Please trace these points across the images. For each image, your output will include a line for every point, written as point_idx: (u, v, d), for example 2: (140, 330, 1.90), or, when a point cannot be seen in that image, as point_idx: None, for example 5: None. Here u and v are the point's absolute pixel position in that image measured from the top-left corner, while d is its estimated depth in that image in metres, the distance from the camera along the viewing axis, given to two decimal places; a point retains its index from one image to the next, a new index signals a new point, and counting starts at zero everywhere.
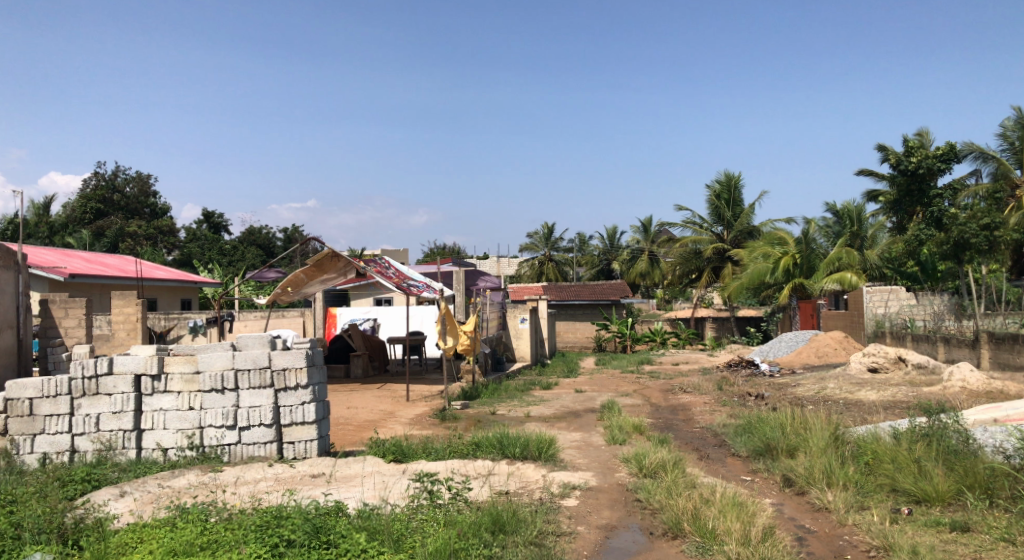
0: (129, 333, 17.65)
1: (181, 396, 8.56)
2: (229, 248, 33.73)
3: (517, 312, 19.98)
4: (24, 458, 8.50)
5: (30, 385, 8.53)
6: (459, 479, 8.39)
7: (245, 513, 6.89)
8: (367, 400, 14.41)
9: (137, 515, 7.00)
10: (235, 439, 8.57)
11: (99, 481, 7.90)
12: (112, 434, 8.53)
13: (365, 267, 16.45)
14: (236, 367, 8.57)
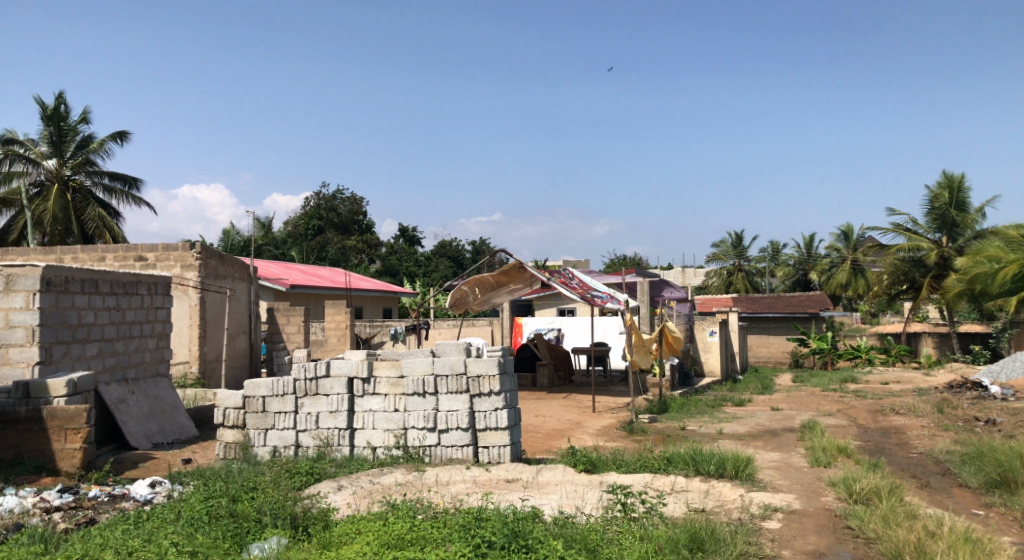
0: (340, 339, 18.94)
1: (388, 398, 9.09)
2: (424, 261, 34.94)
3: (706, 324, 19.52)
4: (258, 449, 9.33)
5: (263, 384, 9.38)
6: (654, 493, 8.33)
7: (449, 513, 7.18)
8: (555, 410, 14.61)
9: (354, 508, 7.49)
10: (435, 441, 8.99)
11: (320, 474, 8.53)
12: (329, 431, 9.19)
13: (549, 279, 16.65)
14: (435, 373, 8.98)
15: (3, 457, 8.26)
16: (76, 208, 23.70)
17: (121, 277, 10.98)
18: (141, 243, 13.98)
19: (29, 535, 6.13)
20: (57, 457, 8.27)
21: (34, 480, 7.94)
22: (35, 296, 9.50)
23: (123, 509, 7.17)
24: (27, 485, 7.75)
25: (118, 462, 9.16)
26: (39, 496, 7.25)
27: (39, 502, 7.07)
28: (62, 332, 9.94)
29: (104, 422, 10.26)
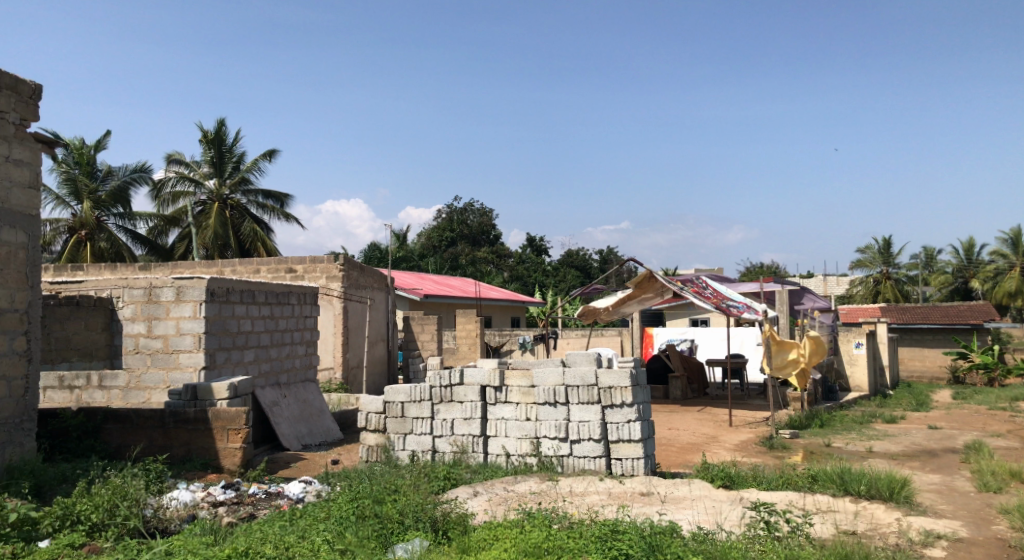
0: (471, 347, 19.25)
1: (520, 407, 9.04)
2: (551, 269, 34.00)
3: (852, 336, 18.56)
4: (398, 453, 9.54)
5: (402, 390, 9.59)
6: (801, 513, 7.96)
7: (585, 524, 7.07)
8: (689, 423, 14.28)
9: (490, 515, 7.49)
10: (568, 451, 8.82)
11: (456, 480, 8.60)
12: (465, 438, 9.27)
13: (682, 288, 16.32)
14: (567, 383, 8.82)
15: (174, 454, 8.85)
16: (233, 224, 25.27)
17: (274, 288, 11.60)
18: (291, 255, 14.69)
19: (202, 526, 6.50)
20: (221, 455, 8.78)
21: (201, 476, 8.45)
22: (201, 306, 10.14)
23: (279, 506, 7.52)
24: (195, 480, 8.26)
25: (273, 461, 9.63)
26: (206, 490, 7.73)
27: (206, 496, 7.53)
28: (224, 340, 10.58)
29: (261, 423, 10.83)
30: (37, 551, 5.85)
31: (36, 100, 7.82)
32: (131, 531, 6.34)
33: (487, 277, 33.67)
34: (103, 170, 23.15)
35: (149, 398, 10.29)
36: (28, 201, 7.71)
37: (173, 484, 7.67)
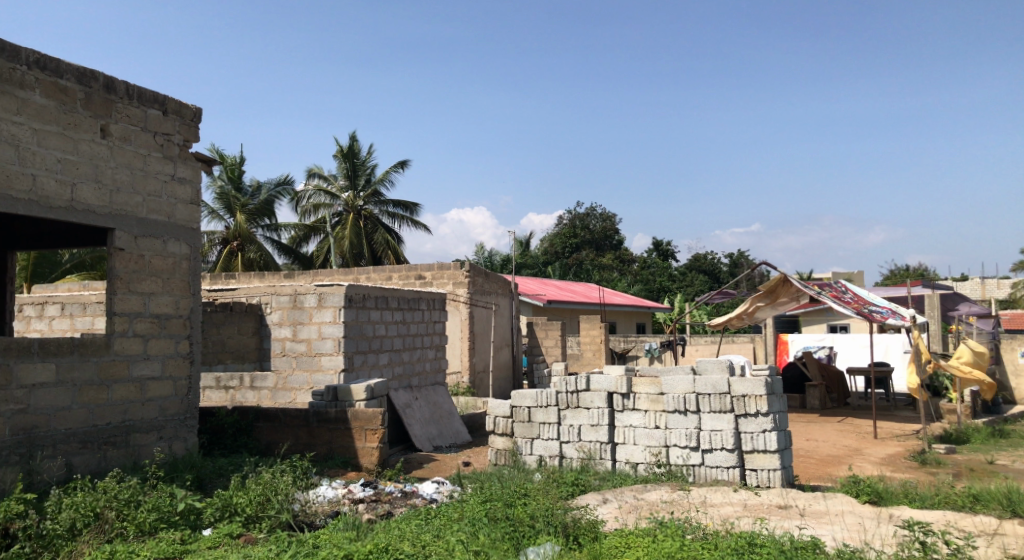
0: (596, 353, 19.22)
1: (649, 414, 8.92)
2: (678, 274, 33.29)
3: (1015, 344, 17.32)
4: (526, 458, 9.62)
5: (528, 395, 9.68)
6: (959, 534, 7.49)
7: (721, 535, 6.89)
8: (829, 434, 13.73)
9: (622, 522, 7.43)
10: (699, 461, 8.64)
11: (585, 486, 8.58)
12: (592, 444, 9.22)
13: (819, 293, 15.66)
14: (698, 391, 8.64)
15: (317, 452, 9.30)
16: (367, 233, 26.26)
17: (405, 294, 12.07)
18: (420, 262, 15.15)
19: (344, 522, 6.81)
20: (360, 454, 9.18)
21: (342, 474, 8.85)
22: (340, 311, 10.63)
23: (415, 505, 7.79)
24: (336, 477, 8.66)
25: (407, 462, 9.98)
26: (347, 488, 8.10)
27: (347, 494, 7.89)
28: (361, 344, 11.04)
29: (395, 424, 11.23)
30: (201, 539, 6.30)
31: (196, 122, 8.46)
32: (282, 524, 6.72)
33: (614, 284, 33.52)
34: (251, 185, 24.64)
35: (294, 398, 10.85)
36: (189, 215, 8.35)
37: (317, 480, 8.08)
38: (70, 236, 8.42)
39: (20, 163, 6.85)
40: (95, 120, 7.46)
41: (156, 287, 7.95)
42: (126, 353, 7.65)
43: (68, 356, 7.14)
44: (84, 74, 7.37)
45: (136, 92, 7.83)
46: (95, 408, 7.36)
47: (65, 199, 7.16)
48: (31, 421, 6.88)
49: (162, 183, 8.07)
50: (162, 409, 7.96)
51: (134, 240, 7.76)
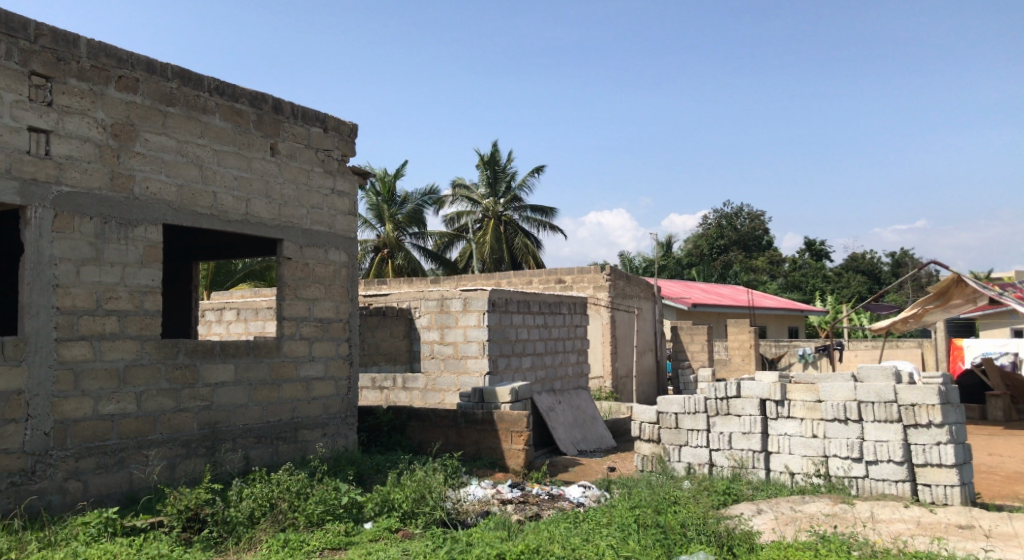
0: (745, 358, 18.68)
1: (805, 423, 8.60)
2: (833, 275, 31.78)
3: None
4: (674, 465, 9.45)
5: (675, 401, 9.51)
6: None
7: (891, 553, 6.48)
8: (1014, 449, 12.68)
9: (780, 534, 7.18)
10: (863, 473, 8.21)
11: (737, 496, 8.34)
12: (744, 453, 8.97)
13: (998, 294, 14.52)
14: (860, 399, 8.25)
15: (465, 452, 9.51)
16: (507, 238, 26.67)
17: (547, 298, 12.20)
18: (561, 266, 15.23)
19: (496, 523, 6.92)
20: (506, 456, 9.32)
21: (490, 474, 9.03)
22: (484, 315, 10.86)
23: (563, 508, 7.84)
24: (484, 477, 8.85)
25: (552, 465, 10.05)
26: (495, 488, 8.26)
27: (496, 494, 8.05)
28: (505, 347, 11.24)
29: (541, 428, 11.35)
30: (363, 532, 6.60)
31: (352, 137, 8.92)
32: (437, 521, 6.92)
33: (765, 287, 32.37)
34: (401, 196, 25.41)
35: (443, 400, 11.15)
36: (348, 225, 8.82)
37: (467, 480, 8.27)
38: (242, 246, 9.04)
39: (204, 181, 7.37)
40: (266, 139, 7.97)
41: (320, 293, 8.41)
42: (294, 355, 8.13)
43: (245, 358, 7.64)
44: (256, 98, 7.89)
45: (301, 112, 8.33)
46: (268, 405, 7.86)
47: (241, 213, 7.68)
48: (215, 416, 7.36)
49: (324, 196, 8.55)
50: (326, 408, 8.44)
51: (300, 250, 8.24)
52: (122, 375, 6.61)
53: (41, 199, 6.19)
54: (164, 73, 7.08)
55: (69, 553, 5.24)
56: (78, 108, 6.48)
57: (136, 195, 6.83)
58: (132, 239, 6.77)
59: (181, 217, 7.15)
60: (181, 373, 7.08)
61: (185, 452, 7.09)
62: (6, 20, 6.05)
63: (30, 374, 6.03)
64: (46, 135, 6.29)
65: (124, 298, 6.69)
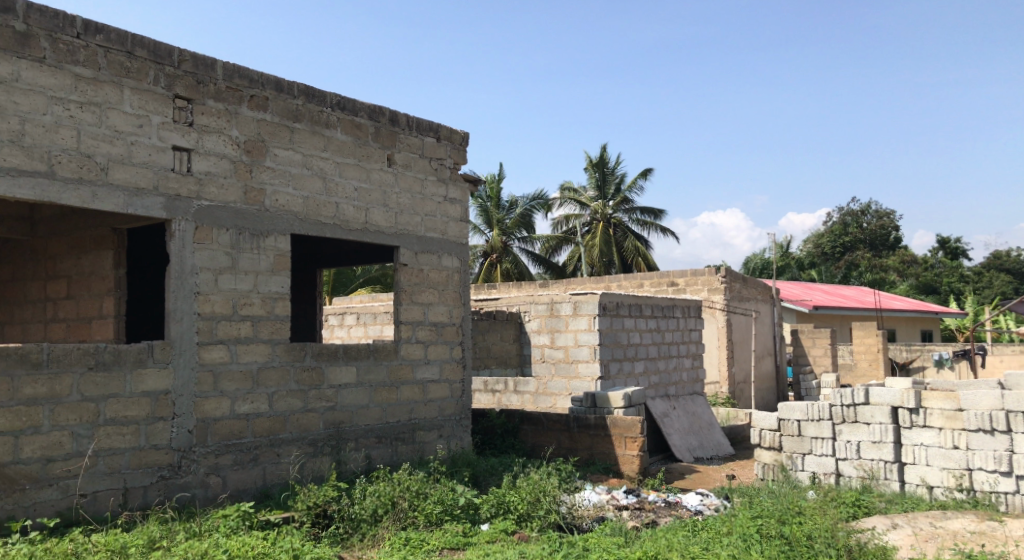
0: (872, 363, 17.95)
1: (943, 433, 8.20)
2: (972, 274, 30.00)
3: None
4: (798, 474, 9.13)
5: (797, 407, 9.18)
6: None
7: None
8: None
9: (920, 551, 6.79)
10: (1013, 488, 7.77)
11: (869, 508, 8.00)
12: (875, 463, 8.62)
13: None
14: (1008, 409, 7.82)
15: (579, 457, 9.57)
16: (617, 241, 26.57)
17: (659, 302, 12.14)
18: (673, 269, 15.08)
19: (614, 529, 6.95)
20: (620, 461, 9.33)
21: (604, 479, 9.06)
22: (595, 319, 10.90)
23: (681, 515, 7.79)
24: (599, 483, 8.89)
25: (668, 472, 10.00)
26: (610, 494, 8.29)
27: (611, 499, 8.09)
28: (617, 351, 11.23)
29: (655, 433, 11.28)
30: (480, 533, 6.78)
31: (464, 145, 9.17)
32: (553, 525, 7.02)
33: (895, 288, 30.93)
34: (509, 202, 25.76)
35: (555, 404, 11.24)
36: (460, 232, 9.06)
37: (581, 484, 8.33)
38: (360, 253, 9.42)
39: (328, 193, 7.74)
40: (383, 151, 8.29)
41: (433, 298, 8.67)
42: (411, 358, 8.40)
43: (366, 360, 7.96)
44: (374, 111, 8.21)
45: (415, 122, 8.61)
46: (387, 407, 8.16)
47: (360, 222, 8.01)
48: (339, 417, 7.70)
49: (437, 204, 8.81)
50: (441, 409, 8.69)
51: (415, 256, 8.51)
52: (255, 377, 7.01)
53: (184, 213, 6.63)
54: (290, 91, 7.47)
55: (212, 544, 5.60)
56: (216, 127, 6.91)
57: (267, 208, 7.23)
58: (264, 248, 7.17)
59: (307, 227, 7.53)
60: (308, 375, 7.45)
61: (313, 451, 7.45)
62: (154, 47, 6.49)
63: (176, 375, 6.46)
64: (187, 154, 6.73)
65: (257, 304, 7.09)
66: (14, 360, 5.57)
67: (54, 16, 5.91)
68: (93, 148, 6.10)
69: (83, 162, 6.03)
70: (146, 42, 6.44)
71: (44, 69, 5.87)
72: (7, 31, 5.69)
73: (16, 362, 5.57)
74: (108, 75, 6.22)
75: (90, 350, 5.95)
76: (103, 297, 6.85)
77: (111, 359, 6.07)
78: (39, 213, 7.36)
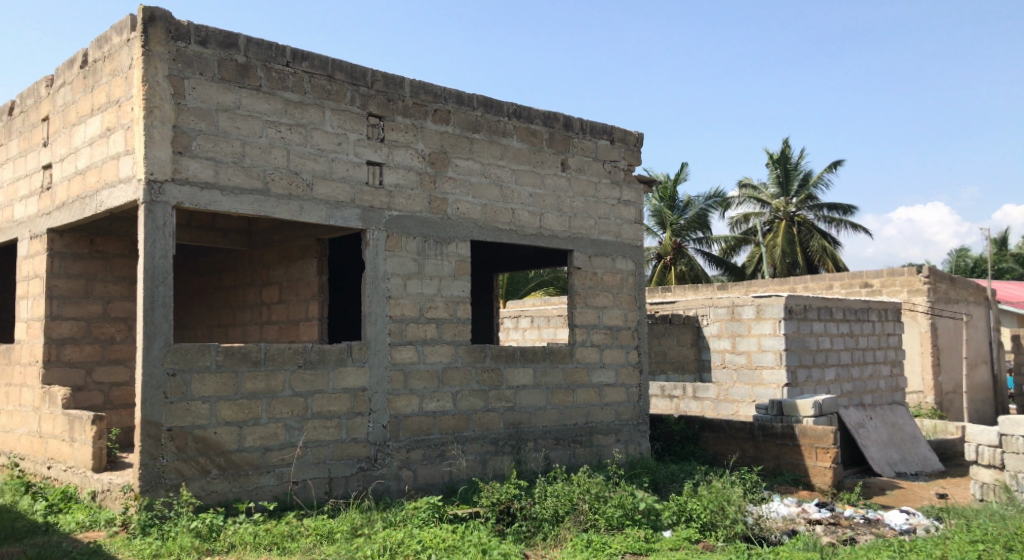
0: None
1: None
2: None
3: None
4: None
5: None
6: None
7: None
8: None
9: None
10: None
11: None
12: None
13: None
14: None
15: (766, 466, 9.34)
16: (802, 240, 25.54)
17: (852, 305, 11.67)
18: (867, 269, 14.34)
19: (806, 543, 6.74)
20: (811, 473, 9.01)
21: (793, 491, 8.78)
22: (780, 323, 10.59)
23: (883, 533, 7.41)
24: (788, 494, 8.63)
25: (867, 486, 9.58)
26: (801, 507, 8.05)
27: (802, 513, 7.85)
28: (805, 357, 10.86)
29: (850, 445, 10.83)
30: (663, 540, 6.80)
31: (638, 146, 9.23)
32: (739, 535, 6.92)
33: None
34: (684, 202, 25.35)
35: (737, 411, 11.00)
36: (634, 234, 9.13)
37: (768, 495, 8.14)
38: (536, 258, 9.69)
39: (505, 200, 8.03)
40: (558, 156, 8.50)
41: (608, 301, 8.77)
42: (587, 361, 8.55)
43: (542, 362, 8.18)
44: (548, 117, 8.43)
45: (589, 126, 8.76)
46: (564, 409, 8.34)
47: (536, 227, 8.25)
48: (518, 417, 7.98)
49: (611, 207, 8.92)
50: (618, 414, 8.77)
51: (589, 259, 8.65)
52: (440, 376, 7.40)
53: (377, 223, 7.10)
54: (470, 102, 7.83)
55: (407, 534, 5.97)
56: (404, 141, 7.36)
57: (449, 216, 7.61)
58: (446, 254, 7.55)
59: (485, 233, 7.85)
60: (488, 376, 7.76)
61: (494, 449, 7.77)
62: (351, 70, 7.02)
63: (371, 373, 6.94)
64: (380, 168, 7.20)
65: (441, 307, 7.48)
66: (238, 358, 6.19)
67: (268, 47, 6.53)
68: (300, 165, 6.67)
69: (292, 179, 6.61)
70: (344, 66, 6.98)
71: (260, 96, 6.50)
72: (231, 64, 6.34)
73: (240, 359, 6.20)
74: (312, 99, 6.79)
75: (299, 350, 6.52)
76: (309, 301, 7.48)
77: (317, 358, 6.62)
78: (255, 226, 8.14)
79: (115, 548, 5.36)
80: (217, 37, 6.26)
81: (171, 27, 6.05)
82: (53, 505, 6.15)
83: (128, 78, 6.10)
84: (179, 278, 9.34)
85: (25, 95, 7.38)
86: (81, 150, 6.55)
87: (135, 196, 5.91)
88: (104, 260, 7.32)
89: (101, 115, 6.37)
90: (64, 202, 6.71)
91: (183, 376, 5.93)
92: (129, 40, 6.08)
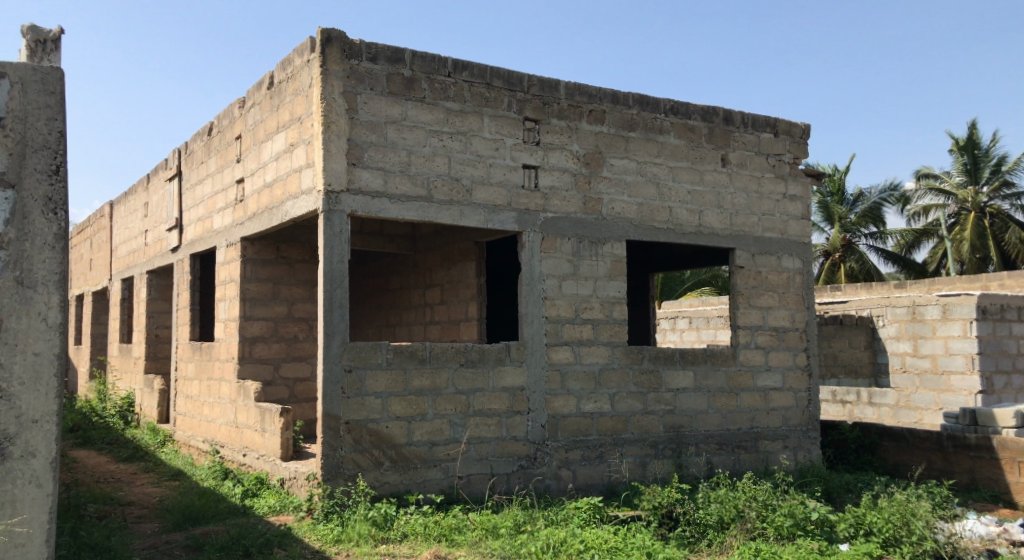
0: None
1: None
2: None
3: None
4: None
5: None
6: None
7: None
8: None
9: None
10: None
11: None
12: None
13: None
14: None
15: (958, 481, 8.69)
16: (995, 233, 23.57)
17: None
18: None
19: None
20: (1013, 490, 8.26)
21: (992, 508, 8.10)
22: (971, 324, 9.86)
23: None
24: (986, 512, 7.97)
25: None
26: (1002, 526, 7.45)
27: (1003, 533, 7.26)
28: (1002, 361, 10.06)
29: None
30: (839, 552, 6.48)
31: (804, 138, 8.91)
32: (927, 553, 6.46)
33: None
34: (855, 194, 24.14)
35: (920, 419, 10.32)
36: (800, 230, 8.81)
37: (962, 512, 7.59)
38: (693, 256, 9.54)
39: (661, 198, 7.97)
40: (717, 151, 8.33)
41: (773, 301, 8.51)
42: (751, 364, 8.32)
43: (703, 365, 8.05)
44: (707, 112, 8.28)
45: (751, 119, 8.53)
46: (727, 413, 8.17)
47: (694, 225, 8.14)
48: (679, 420, 7.89)
49: (775, 202, 8.66)
50: (786, 419, 8.49)
51: (752, 258, 8.42)
52: (598, 377, 7.46)
53: (533, 225, 7.26)
54: (626, 101, 7.83)
55: (570, 533, 6.06)
56: (559, 144, 7.47)
57: (604, 216, 7.66)
58: (602, 255, 7.59)
59: (642, 233, 7.83)
60: (646, 378, 7.73)
61: (654, 452, 7.73)
62: (508, 77, 7.21)
63: (529, 372, 7.10)
64: (536, 171, 7.35)
65: (597, 308, 7.53)
66: (406, 356, 6.52)
67: (431, 60, 6.83)
68: (460, 171, 6.93)
69: (453, 185, 6.88)
70: (501, 72, 7.18)
71: (424, 106, 6.81)
72: (398, 78, 6.69)
73: (408, 357, 6.53)
74: (472, 106, 7.04)
75: (461, 349, 6.78)
76: (468, 302, 7.75)
77: (477, 357, 6.85)
78: (418, 230, 8.51)
79: (302, 532, 5.81)
80: (385, 53, 6.63)
81: (345, 46, 6.48)
82: (249, 490, 6.73)
83: (308, 97, 6.57)
84: (354, 280, 9.91)
85: (221, 116, 8.11)
86: (269, 165, 7.13)
87: (315, 206, 6.36)
88: (288, 265, 7.89)
89: (286, 132, 6.90)
90: (254, 212, 7.33)
91: (357, 372, 6.33)
92: (309, 60, 6.56)
